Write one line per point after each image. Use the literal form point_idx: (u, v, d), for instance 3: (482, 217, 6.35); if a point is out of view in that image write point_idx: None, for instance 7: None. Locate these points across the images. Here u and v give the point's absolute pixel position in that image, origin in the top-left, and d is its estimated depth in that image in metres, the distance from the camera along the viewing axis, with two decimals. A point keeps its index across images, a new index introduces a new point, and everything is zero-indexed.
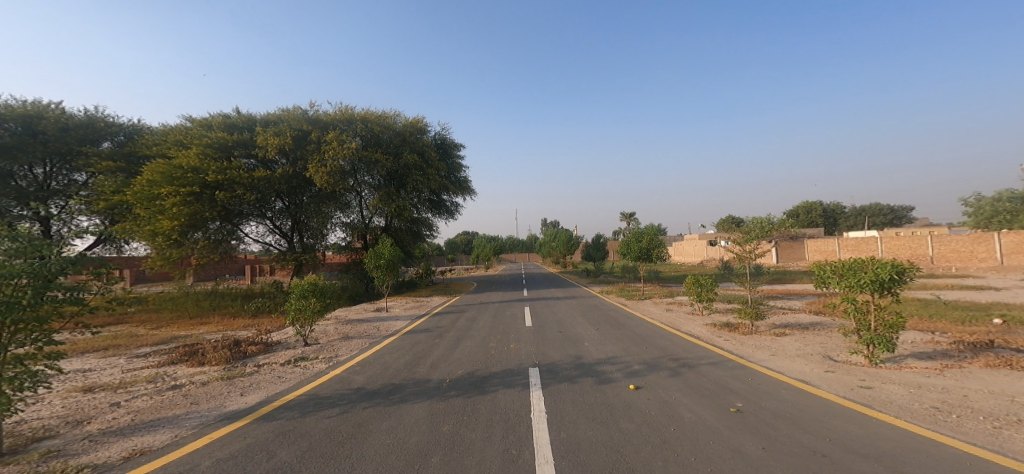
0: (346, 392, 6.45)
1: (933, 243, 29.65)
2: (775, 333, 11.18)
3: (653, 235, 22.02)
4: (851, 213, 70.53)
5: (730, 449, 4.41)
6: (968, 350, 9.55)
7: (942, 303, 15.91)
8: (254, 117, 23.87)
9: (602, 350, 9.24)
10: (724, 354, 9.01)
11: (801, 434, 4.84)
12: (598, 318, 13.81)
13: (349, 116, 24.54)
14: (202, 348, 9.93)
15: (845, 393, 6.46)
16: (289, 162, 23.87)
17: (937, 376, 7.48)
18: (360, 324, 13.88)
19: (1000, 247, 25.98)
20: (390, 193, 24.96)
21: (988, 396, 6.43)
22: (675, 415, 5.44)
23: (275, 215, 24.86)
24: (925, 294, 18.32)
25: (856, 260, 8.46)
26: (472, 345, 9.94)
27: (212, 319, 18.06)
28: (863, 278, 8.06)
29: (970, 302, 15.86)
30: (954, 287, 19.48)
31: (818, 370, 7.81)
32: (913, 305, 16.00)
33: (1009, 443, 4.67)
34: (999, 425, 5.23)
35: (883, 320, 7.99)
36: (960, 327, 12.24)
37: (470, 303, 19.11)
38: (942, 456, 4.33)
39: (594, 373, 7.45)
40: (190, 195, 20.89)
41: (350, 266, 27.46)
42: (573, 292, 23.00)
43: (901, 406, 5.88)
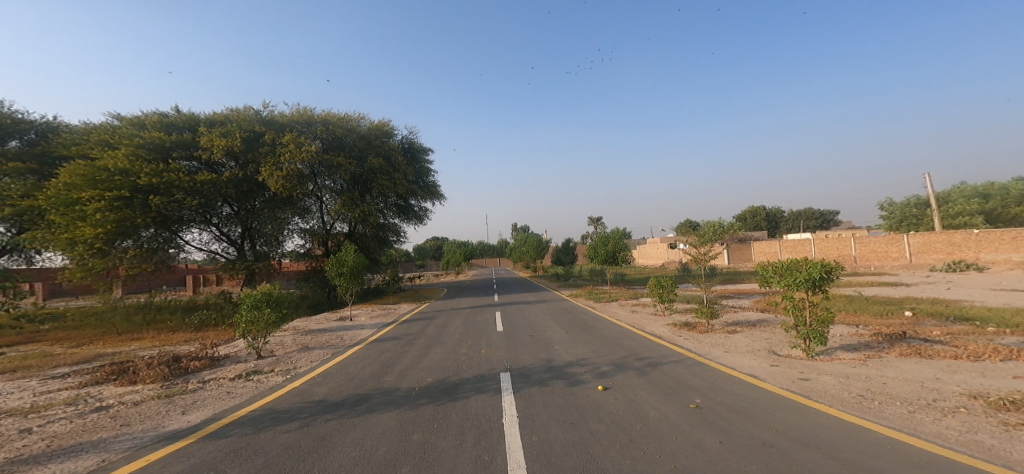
0: (306, 405, 6.24)
1: (856, 244, 32.01)
2: (728, 330, 11.89)
3: (619, 239, 22.55)
4: (789, 216, 75.49)
5: (691, 444, 4.65)
6: (885, 341, 10.57)
7: (864, 298, 17.51)
8: (197, 117, 22.55)
9: (572, 353, 9.44)
10: (683, 352, 9.47)
11: (753, 427, 5.18)
12: (567, 321, 14.07)
13: (309, 118, 23.73)
14: (133, 366, 9.27)
15: (788, 385, 6.98)
16: (239, 165, 22.78)
17: (864, 366, 8.22)
18: (321, 334, 13.42)
19: (909, 247, 28.67)
20: (354, 198, 24.25)
21: (903, 382, 7.16)
22: (641, 413, 5.66)
23: (222, 221, 23.59)
24: (852, 291, 19.99)
25: (793, 260, 9.16)
26: (443, 352, 9.87)
27: (147, 334, 16.83)
28: (798, 278, 8.74)
29: (886, 297, 17.52)
30: (873, 284, 21.43)
31: (765, 364, 8.36)
32: (840, 301, 17.49)
33: (921, 425, 5.23)
34: (913, 409, 5.84)
35: (817, 315, 8.66)
36: (878, 319, 13.54)
37: (439, 309, 18.94)
38: (870, 441, 4.78)
39: (564, 376, 7.60)
40: (118, 200, 19.46)
41: (310, 275, 26.41)
42: (540, 296, 23.18)
43: (833, 395, 6.43)
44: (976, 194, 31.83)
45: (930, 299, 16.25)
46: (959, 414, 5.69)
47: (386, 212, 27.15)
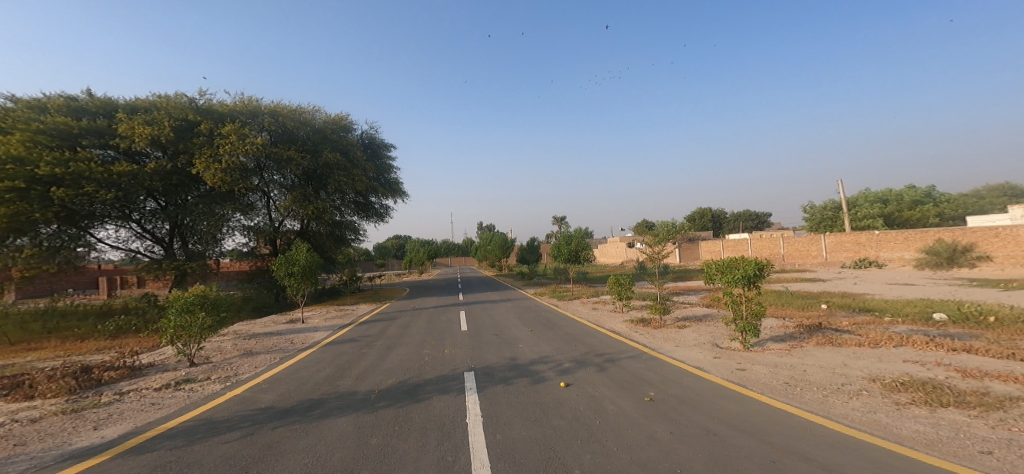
0: (249, 413, 5.87)
1: (783, 243, 34.37)
2: (679, 326, 12.45)
3: (581, 239, 22.81)
4: (730, 218, 80.12)
5: (647, 436, 4.82)
6: (805, 331, 11.54)
7: (789, 293, 19.06)
8: (115, 102, 20.70)
9: (535, 351, 9.48)
10: (639, 347, 9.81)
11: (699, 416, 5.45)
12: (530, 319, 14.12)
13: (254, 109, 22.36)
14: (31, 379, 8.33)
15: (727, 376, 7.42)
16: (165, 155, 21.04)
17: (791, 355, 8.88)
18: (268, 338, 12.65)
19: (824, 247, 31.27)
20: (306, 194, 23.04)
21: (820, 369, 7.83)
22: (601, 408, 5.80)
23: (144, 217, 21.69)
24: (781, 286, 21.53)
25: (732, 259, 9.76)
26: (405, 353, 9.61)
27: (51, 343, 15.17)
28: (736, 275, 9.32)
29: (807, 291, 19.17)
30: (796, 280, 23.36)
31: (710, 356, 8.81)
32: (769, 295, 18.91)
33: (833, 408, 5.77)
34: (828, 393, 6.41)
35: (751, 309, 9.27)
36: (799, 312, 14.79)
37: (399, 310, 18.38)
38: (796, 425, 5.17)
39: (528, 374, 7.63)
40: (13, 192, 17.33)
41: (255, 275, 24.73)
42: (503, 295, 23.02)
43: (765, 384, 6.92)
44: (877, 199, 36.52)
45: (841, 293, 17.92)
46: (865, 397, 6.29)
47: (343, 209, 26.04)
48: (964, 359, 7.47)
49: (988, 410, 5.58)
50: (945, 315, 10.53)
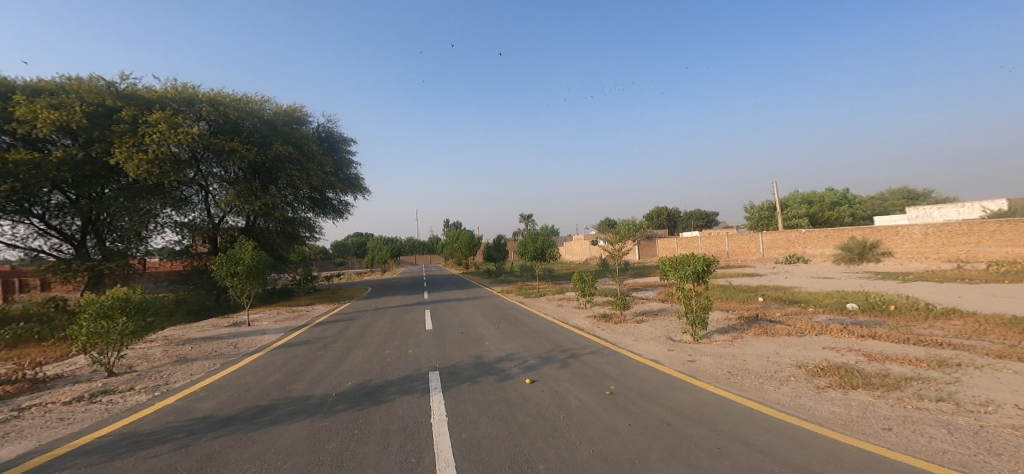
0: (185, 423, 5.72)
1: (728, 240, 36.24)
2: (637, 320, 12.97)
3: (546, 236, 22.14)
4: (685, 216, 83.33)
5: (606, 429, 5.11)
6: (743, 323, 12.40)
7: (732, 287, 20.33)
8: (13, 83, 18.80)
9: (501, 349, 9.60)
10: (600, 342, 10.19)
11: (655, 408, 5.82)
12: (496, 316, 14.25)
13: (190, 97, 21.14)
14: None
15: (680, 367, 7.89)
16: (76, 143, 19.35)
17: (733, 346, 9.52)
18: (206, 343, 12.15)
19: (761, 244, 33.25)
20: (253, 189, 22.05)
21: (756, 358, 8.49)
22: (564, 403, 6.05)
23: (47, 211, 20.17)
24: (726, 281, 22.79)
25: (684, 256, 10.35)
26: (366, 354, 9.51)
27: None
28: (688, 270, 9.88)
29: (747, 285, 20.51)
30: (739, 274, 24.89)
31: (664, 350, 9.30)
32: (715, 289, 20.09)
33: (765, 394, 6.35)
34: (763, 380, 6.98)
35: (700, 303, 9.85)
36: (740, 304, 15.84)
37: (362, 309, 18.02)
38: (741, 413, 5.63)
39: (493, 371, 7.75)
40: None
41: (190, 276, 23.55)
42: (470, 293, 22.93)
43: (710, 374, 7.43)
44: (803, 201, 40.65)
45: (775, 286, 19.30)
46: (792, 382, 6.90)
47: (295, 204, 25.17)
48: (869, 343, 8.29)
49: (888, 390, 6.18)
50: (855, 304, 11.64)
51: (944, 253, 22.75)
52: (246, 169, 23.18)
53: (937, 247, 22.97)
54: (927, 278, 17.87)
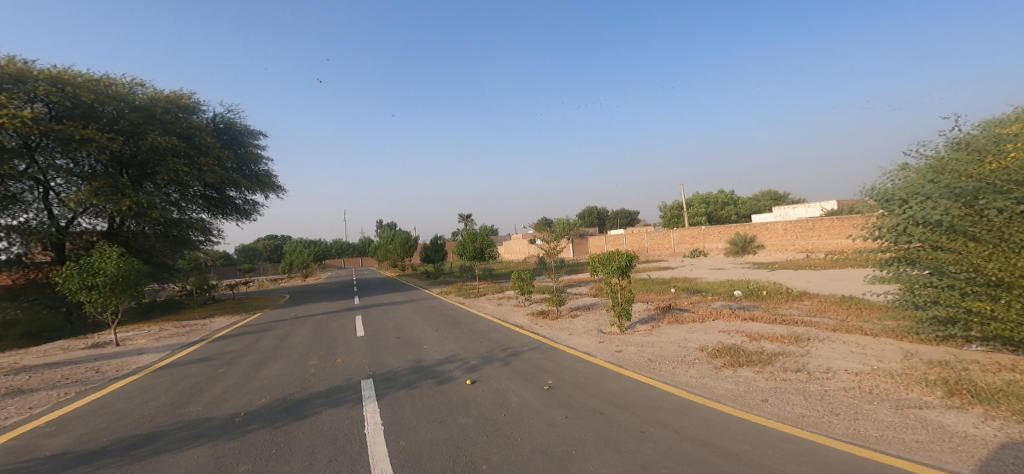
0: (22, 466, 4.30)
1: (648, 237, 38.78)
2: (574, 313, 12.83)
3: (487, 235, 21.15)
4: (612, 215, 87.55)
5: (545, 423, 4.84)
6: (661, 311, 13.09)
7: (650, 281, 21.69)
8: None
9: (442, 350, 8.68)
10: (539, 338, 9.63)
11: (588, 399, 5.72)
12: (433, 317, 13.31)
13: (23, 75, 16.28)
14: None
15: (610, 359, 7.92)
16: None
17: (654, 334, 9.81)
18: (58, 369, 9.84)
19: (673, 240, 35.97)
20: (116, 185, 18.20)
21: (673, 344, 8.78)
22: (506, 402, 5.60)
23: None
24: (644, 275, 24.20)
25: (609, 252, 10.90)
26: (285, 366, 8.27)
27: None
28: (615, 264, 10.38)
29: (663, 278, 22.02)
30: (656, 269, 26.69)
31: (597, 341, 9.31)
32: (636, 283, 21.35)
33: (676, 376, 6.61)
34: (676, 365, 7.21)
35: (625, 295, 10.26)
36: (658, 296, 16.91)
37: (279, 321, 16.11)
38: (663, 398, 5.70)
39: (433, 374, 6.90)
40: None
41: (24, 292, 19.31)
42: (404, 296, 21.74)
43: (636, 363, 7.56)
44: (702, 201, 45.97)
45: (684, 278, 20.93)
46: (697, 365, 7.14)
47: (183, 203, 22.17)
48: (749, 324, 9.37)
49: (763, 365, 6.52)
50: (740, 292, 13.14)
51: (798, 245, 26.99)
52: (108, 159, 18.91)
53: (793, 240, 27.26)
54: (794, 265, 20.77)
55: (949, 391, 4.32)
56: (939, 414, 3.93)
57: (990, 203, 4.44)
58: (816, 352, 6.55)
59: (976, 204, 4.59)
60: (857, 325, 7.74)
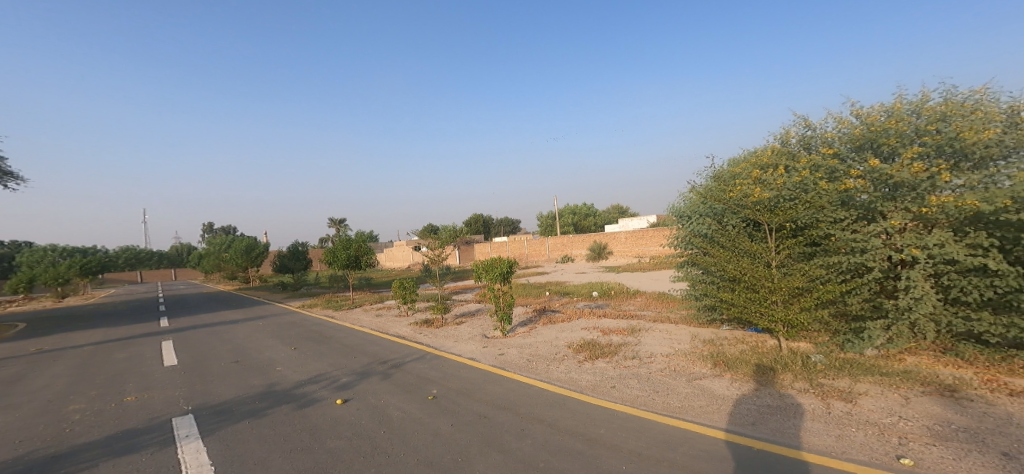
0: None
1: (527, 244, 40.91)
2: (458, 321, 12.47)
3: (365, 240, 20.24)
4: (495, 223, 90.39)
5: (427, 433, 4.25)
6: (539, 312, 13.58)
7: (529, 286, 22.66)
8: None
9: (304, 370, 7.42)
10: (420, 348, 9.01)
11: (473, 403, 5.19)
12: (295, 335, 11.34)
13: None
14: None
15: (493, 361, 7.48)
16: None
17: (531, 335, 9.93)
18: None
19: (548, 246, 38.56)
20: None
21: (547, 344, 8.85)
22: (383, 416, 4.84)
23: None
24: (523, 281, 25.25)
25: (492, 259, 10.79)
26: (65, 401, 6.13)
27: None
28: (496, 270, 10.29)
29: (540, 284, 23.18)
30: (534, 274, 28.15)
31: (480, 347, 8.91)
32: (517, 289, 22.12)
33: (549, 372, 6.60)
34: (550, 362, 7.19)
35: (507, 300, 10.23)
36: (536, 301, 17.63)
37: (65, 345, 12.03)
38: (545, 397, 5.42)
39: (292, 398, 5.79)
40: None
41: None
42: (255, 311, 18.65)
43: (514, 363, 7.33)
44: (570, 212, 50.60)
45: (557, 282, 22.36)
46: (564, 360, 7.27)
47: None
48: (604, 322, 10.48)
49: (611, 356, 7.23)
50: (600, 294, 14.59)
51: (634, 251, 31.85)
52: None
53: (629, 247, 31.97)
54: (630, 268, 24.31)
55: (709, 360, 5.89)
56: (711, 382, 5.12)
57: (732, 221, 6.49)
58: (646, 340, 7.79)
59: (723, 222, 6.71)
60: (668, 313, 9.67)
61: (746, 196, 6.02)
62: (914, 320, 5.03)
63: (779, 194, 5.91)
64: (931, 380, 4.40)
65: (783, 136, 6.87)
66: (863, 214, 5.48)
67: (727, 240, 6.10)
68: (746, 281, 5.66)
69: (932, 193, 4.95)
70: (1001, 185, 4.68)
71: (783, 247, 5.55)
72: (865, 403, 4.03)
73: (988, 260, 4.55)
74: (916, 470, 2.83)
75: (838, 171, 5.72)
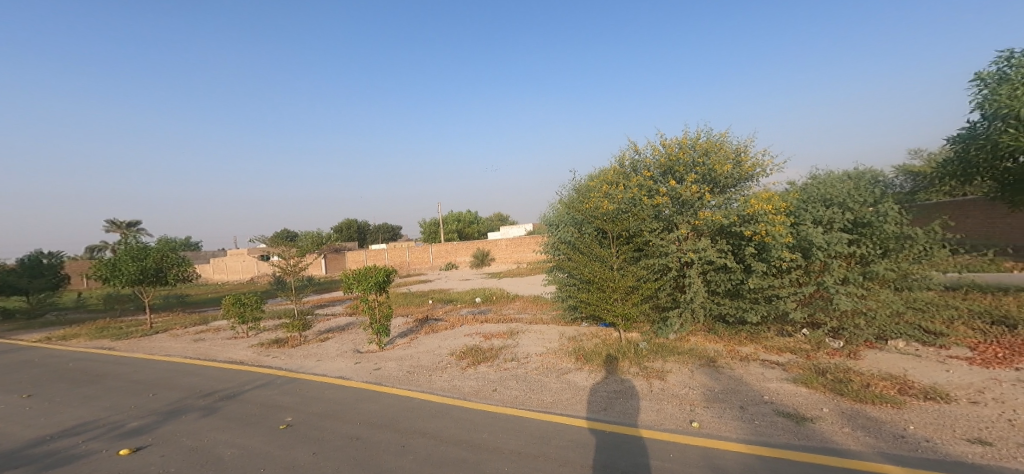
0: None
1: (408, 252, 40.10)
2: (320, 339, 11.40)
3: (172, 249, 14.89)
4: (372, 229, 86.35)
5: (281, 468, 3.88)
6: (421, 322, 13.30)
7: (411, 294, 22.16)
8: None
9: (46, 420, 5.55)
10: (272, 371, 8.00)
11: (340, 426, 4.90)
12: (38, 376, 8.40)
13: None
14: None
15: (367, 378, 7.15)
16: None
17: (413, 346, 9.76)
18: None
19: (431, 253, 38.23)
20: None
21: (429, 353, 8.76)
22: (214, 456, 4.20)
23: None
24: (404, 290, 24.60)
25: (366, 267, 9.99)
26: None
27: None
28: (371, 282, 9.62)
29: (422, 292, 22.88)
30: (415, 282, 27.70)
31: (351, 364, 8.44)
32: (398, 298, 21.41)
33: (431, 382, 6.58)
34: (431, 372, 7.15)
35: (385, 311, 9.82)
36: (418, 310, 17.27)
37: None
38: (419, 407, 5.41)
39: (27, 459, 4.28)
40: None
41: None
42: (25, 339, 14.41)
43: (393, 376, 7.12)
44: (455, 218, 50.56)
45: (439, 290, 22.28)
46: (447, 368, 7.29)
47: None
48: (486, 326, 10.75)
49: (493, 359, 7.45)
50: (482, 299, 15.03)
51: (514, 257, 33.35)
52: None
53: (511, 253, 33.32)
54: (511, 273, 25.42)
55: (573, 356, 6.41)
56: (575, 375, 5.61)
57: (581, 230, 7.32)
58: (522, 342, 8.16)
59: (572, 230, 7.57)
60: (543, 315, 10.35)
61: (595, 208, 6.95)
62: (695, 308, 6.29)
63: (617, 206, 6.84)
64: (703, 355, 5.61)
65: (618, 160, 8.18)
66: (665, 226, 6.83)
67: (581, 246, 6.83)
68: (597, 284, 6.50)
69: (700, 208, 6.65)
70: (732, 207, 6.60)
71: (622, 254, 6.58)
72: (672, 378, 4.94)
73: (729, 260, 6.09)
74: (700, 430, 3.53)
75: (651, 190, 7.03)
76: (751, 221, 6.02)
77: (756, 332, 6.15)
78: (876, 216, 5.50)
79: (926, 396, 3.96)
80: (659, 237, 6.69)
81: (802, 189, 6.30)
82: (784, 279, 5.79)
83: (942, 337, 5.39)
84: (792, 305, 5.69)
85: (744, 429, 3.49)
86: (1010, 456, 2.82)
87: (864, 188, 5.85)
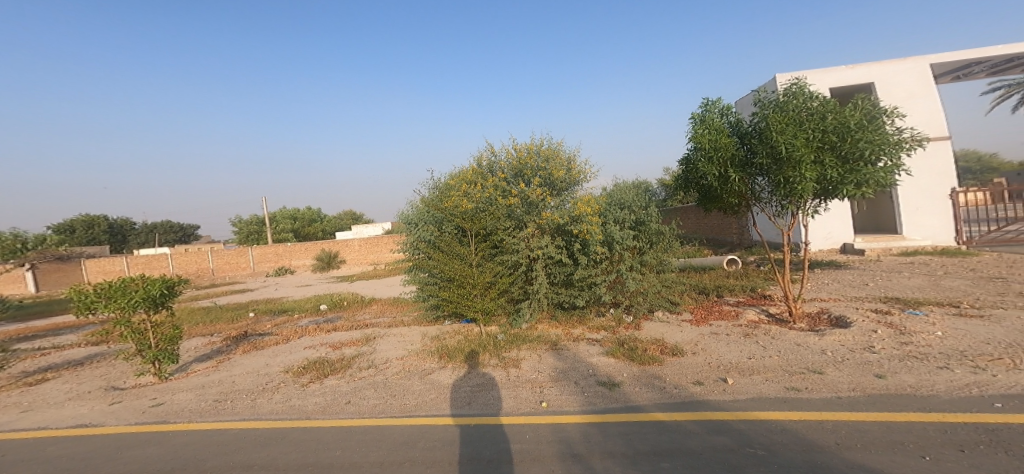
0: None
1: (212, 257, 34.20)
2: (26, 383, 7.54)
3: None
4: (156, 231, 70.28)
5: None
6: (232, 342, 11.33)
7: (218, 308, 18.87)
8: None
9: None
10: None
11: None
12: None
13: None
14: None
15: (139, 419, 5.56)
16: None
17: (226, 368, 8.55)
18: None
19: (251, 258, 33.97)
20: None
21: (250, 374, 7.80)
22: None
23: None
24: (209, 303, 20.90)
25: (125, 277, 6.40)
26: None
27: None
28: (137, 299, 6.24)
29: (237, 303, 20.06)
30: (228, 293, 24.26)
31: (100, 405, 6.13)
32: (198, 313, 17.76)
33: (255, 407, 5.87)
34: (255, 396, 6.35)
35: (163, 335, 6.71)
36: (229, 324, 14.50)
37: None
38: (227, 441, 4.68)
39: None
40: None
41: None
42: None
43: (189, 409, 5.86)
44: (290, 215, 46.01)
45: (264, 300, 19.97)
46: (282, 387, 6.72)
47: None
48: (333, 336, 10.24)
49: (344, 370, 7.26)
50: (328, 305, 14.44)
51: (369, 258, 32.08)
52: None
53: (362, 254, 32.03)
54: (364, 275, 24.56)
55: (436, 354, 6.70)
56: (438, 374, 5.89)
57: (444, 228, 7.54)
58: (379, 347, 8.12)
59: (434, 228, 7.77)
60: (401, 318, 10.31)
61: (454, 208, 7.27)
62: (540, 299, 7.08)
63: (475, 206, 7.24)
64: (546, 340, 6.42)
65: (476, 164, 8.65)
66: (517, 224, 7.35)
67: (444, 244, 7.12)
68: (459, 281, 7.03)
69: (542, 209, 7.40)
70: (566, 208, 7.42)
71: (480, 252, 7.09)
72: (525, 364, 5.58)
73: (563, 256, 6.96)
74: (548, 409, 4.14)
75: (502, 193, 7.70)
76: (578, 221, 6.93)
77: (583, 315, 7.25)
78: (645, 216, 7.00)
79: (672, 352, 5.32)
80: (510, 235, 7.21)
81: (608, 194, 7.44)
82: (599, 270, 6.91)
83: (677, 307, 7.30)
84: (604, 291, 6.86)
85: (577, 401, 4.22)
86: (711, 391, 4.05)
87: (643, 195, 7.26)
